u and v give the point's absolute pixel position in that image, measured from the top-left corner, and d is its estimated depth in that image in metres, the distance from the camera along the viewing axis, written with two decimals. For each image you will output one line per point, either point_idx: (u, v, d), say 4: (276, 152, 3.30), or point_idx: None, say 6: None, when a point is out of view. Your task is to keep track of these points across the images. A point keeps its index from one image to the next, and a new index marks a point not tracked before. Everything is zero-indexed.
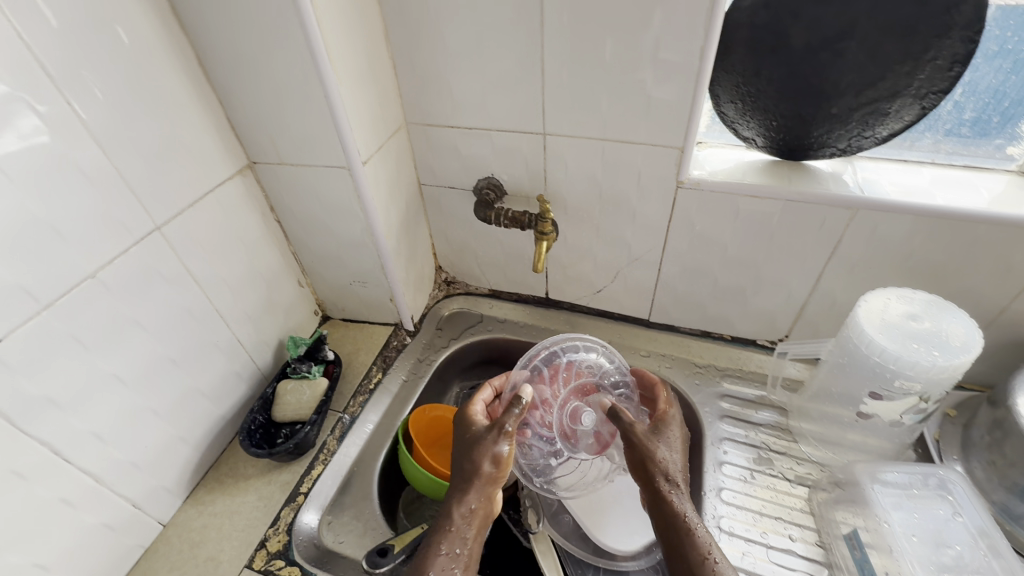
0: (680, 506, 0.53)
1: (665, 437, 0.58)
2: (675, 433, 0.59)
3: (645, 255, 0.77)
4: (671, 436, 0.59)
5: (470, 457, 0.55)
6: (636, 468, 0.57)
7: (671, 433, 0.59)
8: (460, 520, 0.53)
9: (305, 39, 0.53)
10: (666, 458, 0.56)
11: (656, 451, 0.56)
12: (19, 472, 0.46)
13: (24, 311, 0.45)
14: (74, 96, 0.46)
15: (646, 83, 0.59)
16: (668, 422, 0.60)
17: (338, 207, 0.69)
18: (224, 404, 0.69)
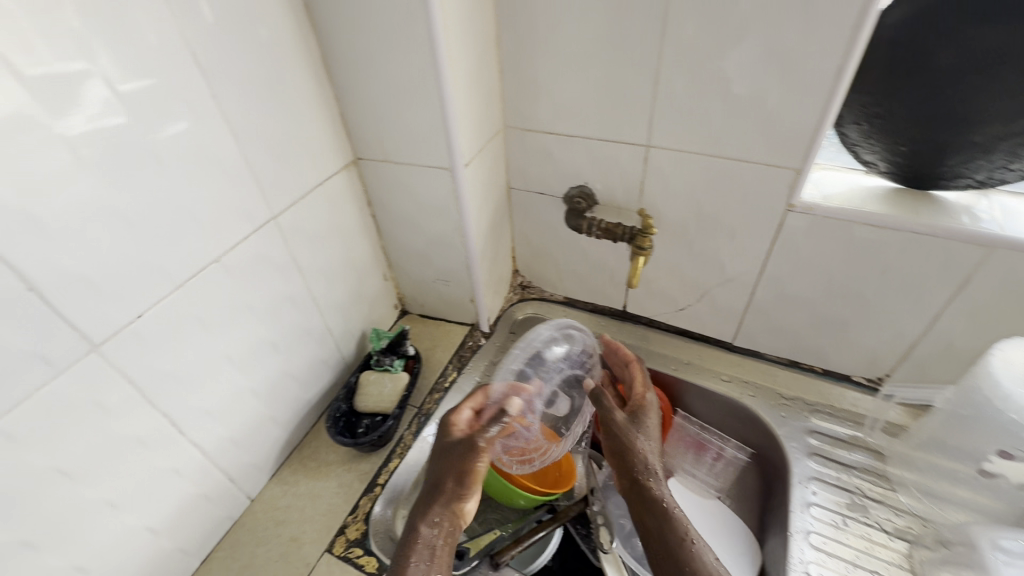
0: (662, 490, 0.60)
1: (642, 428, 0.65)
2: (651, 422, 0.66)
3: (738, 276, 0.74)
4: (648, 424, 0.66)
5: (445, 468, 0.58)
6: (614, 456, 0.63)
7: (648, 422, 0.66)
8: (428, 532, 0.55)
9: (429, 42, 0.53)
10: (644, 449, 0.62)
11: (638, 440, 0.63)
12: (143, 440, 0.49)
13: (161, 290, 0.47)
14: (219, 90, 0.49)
15: (769, 100, 0.56)
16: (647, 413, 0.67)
17: (433, 206, 0.70)
18: (311, 389, 0.71)
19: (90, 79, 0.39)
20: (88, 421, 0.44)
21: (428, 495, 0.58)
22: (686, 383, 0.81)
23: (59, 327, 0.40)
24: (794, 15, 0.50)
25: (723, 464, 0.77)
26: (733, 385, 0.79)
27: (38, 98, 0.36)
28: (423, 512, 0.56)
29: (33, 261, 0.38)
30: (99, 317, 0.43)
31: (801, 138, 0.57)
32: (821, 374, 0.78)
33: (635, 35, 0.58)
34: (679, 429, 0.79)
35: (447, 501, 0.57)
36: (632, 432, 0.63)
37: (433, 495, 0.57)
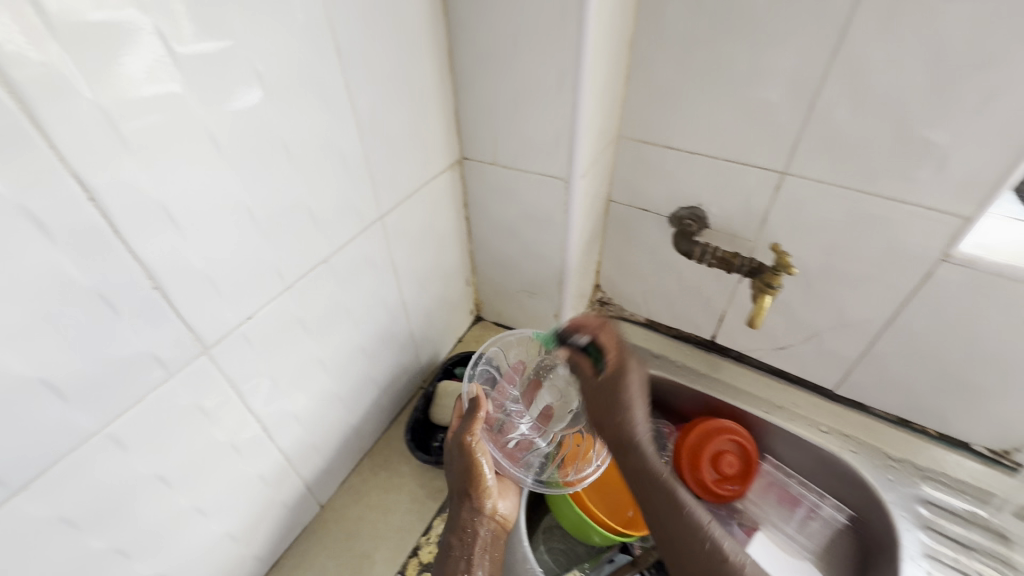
0: (640, 432, 0.52)
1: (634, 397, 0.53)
2: (637, 379, 0.54)
3: (860, 323, 0.66)
4: (635, 386, 0.54)
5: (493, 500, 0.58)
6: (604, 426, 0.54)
7: (634, 376, 0.54)
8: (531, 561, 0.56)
9: (574, 41, 0.48)
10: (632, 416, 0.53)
11: (631, 385, 0.53)
12: (235, 446, 0.46)
13: (273, 290, 0.44)
14: (351, 78, 0.45)
15: (950, 136, 0.49)
16: (631, 367, 0.55)
17: (536, 216, 0.65)
18: (387, 395, 0.68)
19: (237, 59, 0.35)
20: (189, 425, 0.41)
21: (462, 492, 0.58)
22: (776, 428, 0.75)
23: (178, 329, 0.37)
24: (1009, 45, 0.43)
25: (818, 523, 0.72)
26: (833, 439, 0.73)
27: (185, 77, 0.33)
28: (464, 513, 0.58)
29: (162, 258, 0.34)
30: (215, 319, 0.40)
31: (983, 183, 0.50)
32: (934, 437, 0.70)
33: (798, 51, 0.52)
34: (768, 478, 0.75)
35: (483, 497, 0.58)
36: (627, 380, 0.53)
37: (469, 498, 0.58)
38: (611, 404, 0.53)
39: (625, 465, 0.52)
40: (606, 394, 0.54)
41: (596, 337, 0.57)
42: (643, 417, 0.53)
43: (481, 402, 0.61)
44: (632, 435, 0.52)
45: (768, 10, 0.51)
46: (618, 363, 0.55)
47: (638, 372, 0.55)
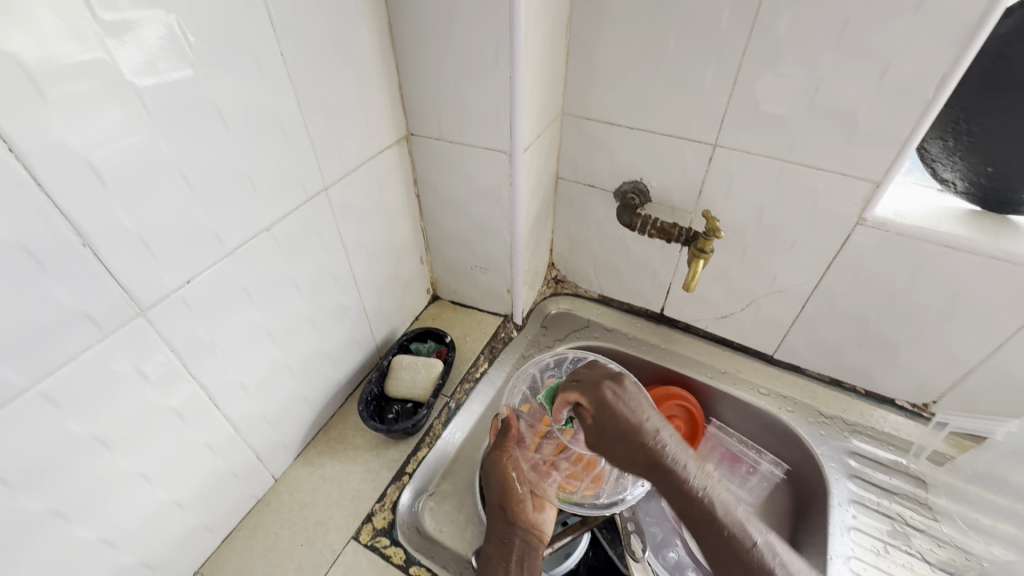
0: (646, 430, 0.52)
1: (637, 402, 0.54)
2: (634, 389, 0.55)
3: (791, 288, 0.71)
4: (633, 392, 0.55)
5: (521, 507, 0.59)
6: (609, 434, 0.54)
7: (631, 389, 0.55)
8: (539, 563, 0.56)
9: (508, 15, 0.50)
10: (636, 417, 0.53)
11: (626, 416, 0.53)
12: (180, 413, 0.47)
13: (213, 256, 0.45)
14: (287, 48, 0.46)
15: (858, 104, 0.53)
16: (625, 379, 0.56)
17: (484, 191, 0.67)
18: (342, 370, 0.69)
19: (167, 25, 0.36)
20: (127, 390, 0.41)
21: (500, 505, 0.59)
22: (721, 393, 0.79)
23: (109, 289, 0.38)
24: (904, 17, 0.47)
25: (758, 479, 0.76)
26: (771, 399, 0.76)
27: (112, 42, 0.33)
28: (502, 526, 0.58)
29: (91, 216, 0.35)
30: (151, 281, 0.40)
31: (888, 148, 0.54)
32: (863, 395, 0.75)
33: (721, 27, 0.55)
34: (714, 440, 0.79)
35: (518, 507, 0.59)
36: (626, 412, 0.53)
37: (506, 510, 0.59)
38: (623, 433, 0.52)
39: (632, 454, 0.51)
40: (615, 426, 0.53)
41: (585, 392, 0.56)
42: (656, 421, 0.53)
43: (513, 421, 0.65)
44: (649, 435, 0.51)
45: None
46: (608, 405, 0.54)
47: (634, 381, 0.56)
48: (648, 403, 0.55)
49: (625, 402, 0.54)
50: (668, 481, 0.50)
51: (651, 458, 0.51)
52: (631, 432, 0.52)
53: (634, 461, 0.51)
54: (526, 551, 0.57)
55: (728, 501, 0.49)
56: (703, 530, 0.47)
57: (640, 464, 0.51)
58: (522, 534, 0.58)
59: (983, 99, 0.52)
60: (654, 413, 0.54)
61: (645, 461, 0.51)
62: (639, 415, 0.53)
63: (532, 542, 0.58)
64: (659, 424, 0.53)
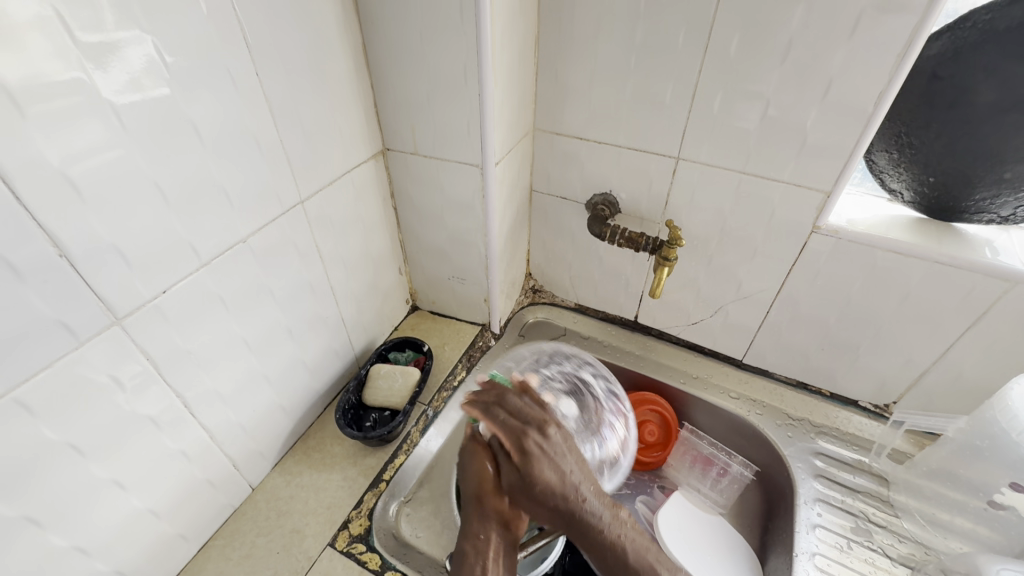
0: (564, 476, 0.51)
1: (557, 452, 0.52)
2: (558, 437, 0.53)
3: (756, 294, 0.74)
4: (558, 443, 0.53)
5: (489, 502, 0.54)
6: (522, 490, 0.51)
7: (556, 439, 0.53)
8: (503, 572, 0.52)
9: (475, 36, 0.53)
10: (553, 472, 0.51)
11: (548, 478, 0.50)
12: (155, 420, 0.48)
13: (188, 266, 0.46)
14: (262, 68, 0.48)
15: (806, 119, 0.57)
16: (550, 429, 0.54)
17: (459, 203, 0.70)
18: (320, 379, 0.70)
19: (142, 45, 0.38)
20: (103, 396, 0.42)
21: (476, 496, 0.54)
22: (693, 398, 0.81)
23: (86, 297, 0.39)
24: (843, 39, 0.51)
25: (728, 481, 0.77)
26: (742, 403, 0.79)
27: (87, 60, 0.35)
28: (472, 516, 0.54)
29: (68, 228, 0.37)
30: (127, 290, 0.42)
31: (836, 160, 0.58)
32: (828, 397, 0.78)
33: (678, 47, 0.59)
34: (686, 444, 0.80)
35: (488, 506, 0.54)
36: (550, 470, 0.51)
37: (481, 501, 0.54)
38: (535, 493, 0.50)
39: (536, 502, 0.51)
40: (540, 484, 0.50)
41: (504, 433, 0.54)
42: (576, 473, 0.52)
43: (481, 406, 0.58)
44: (569, 489, 0.50)
45: (650, 12, 0.58)
46: (527, 462, 0.51)
47: (559, 430, 0.54)
48: (574, 459, 0.53)
49: (550, 455, 0.52)
50: (582, 531, 0.50)
51: (566, 509, 0.50)
52: (547, 486, 0.50)
53: (542, 508, 0.51)
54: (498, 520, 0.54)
55: (643, 543, 0.51)
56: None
57: (548, 510, 0.51)
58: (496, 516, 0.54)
59: (920, 114, 0.56)
60: (579, 465, 0.53)
61: (556, 509, 0.50)
62: (556, 474, 0.51)
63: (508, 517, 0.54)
64: (579, 479, 0.52)
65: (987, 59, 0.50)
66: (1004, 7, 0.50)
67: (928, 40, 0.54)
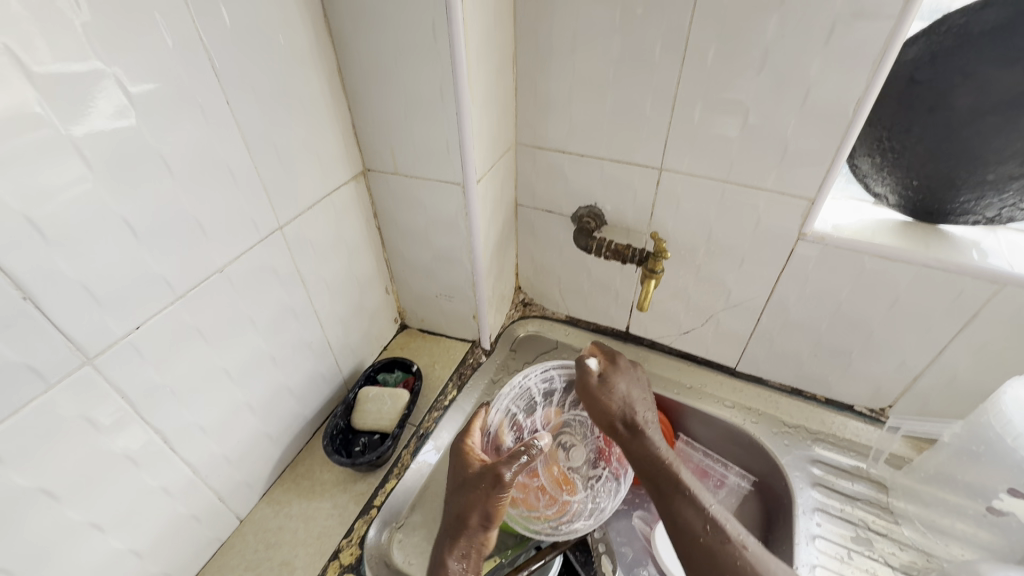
0: (642, 418, 0.62)
1: (637, 381, 0.66)
2: (627, 367, 0.67)
3: (746, 302, 0.73)
4: (631, 373, 0.67)
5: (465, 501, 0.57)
6: (600, 417, 0.63)
7: (634, 373, 0.67)
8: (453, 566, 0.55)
9: (449, 56, 0.53)
10: (631, 399, 0.64)
11: (623, 391, 0.64)
12: (133, 458, 0.47)
13: (162, 300, 0.45)
14: (233, 96, 0.47)
15: (786, 128, 0.57)
16: (621, 361, 0.68)
17: (443, 221, 0.69)
18: (307, 405, 0.69)
19: (103, 78, 0.37)
20: (76, 438, 0.41)
21: (455, 522, 0.57)
22: (687, 408, 0.80)
23: (54, 339, 0.38)
24: (819, 47, 0.51)
25: (726, 492, 0.77)
26: (737, 411, 0.78)
27: (44, 96, 0.34)
28: (446, 538, 0.56)
29: (34, 270, 0.36)
30: (98, 329, 0.41)
31: (818, 167, 0.58)
32: (823, 403, 0.77)
33: (655, 60, 0.58)
34: (682, 455, 0.80)
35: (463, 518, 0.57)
36: (619, 393, 0.64)
37: (460, 530, 0.56)
38: (632, 429, 0.61)
39: (639, 458, 0.59)
40: (602, 403, 0.63)
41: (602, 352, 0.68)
42: (643, 411, 0.63)
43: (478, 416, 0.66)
44: (631, 407, 0.63)
45: (626, 25, 0.57)
46: (610, 376, 0.65)
47: (632, 365, 0.68)
48: (643, 390, 0.66)
49: (623, 384, 0.65)
50: (642, 460, 0.59)
51: (628, 427, 0.61)
52: (612, 405, 0.63)
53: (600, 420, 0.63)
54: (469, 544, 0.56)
55: (694, 480, 0.57)
56: (681, 522, 0.54)
57: (609, 425, 0.62)
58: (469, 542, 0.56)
59: (899, 120, 0.56)
60: (642, 397, 0.65)
61: (615, 424, 0.62)
62: (631, 395, 0.64)
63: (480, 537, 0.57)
64: (644, 410, 0.63)
65: (964, 63, 0.50)
66: (977, 10, 0.50)
67: (904, 45, 0.54)
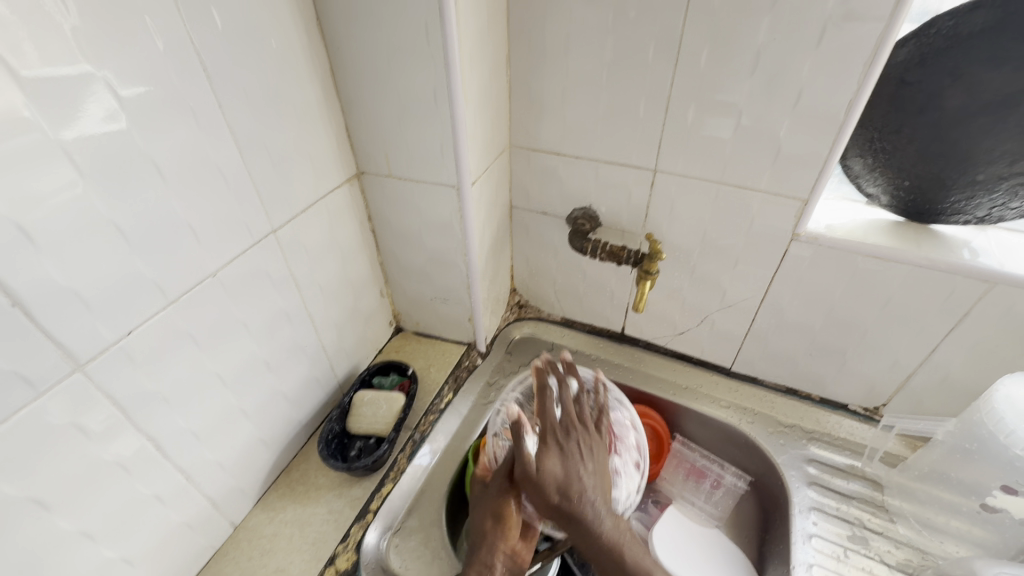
0: (596, 507, 0.54)
1: (592, 455, 0.57)
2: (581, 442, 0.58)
3: (740, 302, 0.73)
4: (579, 448, 0.57)
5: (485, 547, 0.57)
6: (541, 494, 0.54)
7: (578, 437, 0.58)
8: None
9: (443, 58, 0.53)
10: (569, 471, 0.55)
11: (557, 471, 0.55)
12: (125, 465, 0.46)
13: (154, 305, 0.45)
14: (224, 98, 0.47)
15: (779, 129, 0.57)
16: (571, 424, 0.59)
17: (437, 224, 0.69)
18: (302, 409, 0.68)
19: (93, 82, 0.37)
20: (68, 446, 0.41)
21: (482, 528, 0.58)
22: (683, 409, 0.80)
23: (44, 346, 0.38)
24: (810, 48, 0.51)
25: (723, 493, 0.77)
26: (732, 412, 0.78)
27: (32, 100, 0.34)
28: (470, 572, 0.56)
29: (22, 276, 0.35)
30: (88, 335, 0.40)
31: (811, 167, 0.58)
32: (818, 402, 0.78)
33: (649, 62, 0.59)
34: (677, 456, 0.80)
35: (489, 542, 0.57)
36: (570, 468, 0.55)
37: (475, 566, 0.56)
38: (552, 497, 0.54)
39: (579, 534, 0.54)
40: (549, 483, 0.54)
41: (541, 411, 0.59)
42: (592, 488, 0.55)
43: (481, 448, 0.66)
44: (575, 482, 0.55)
45: (619, 27, 0.58)
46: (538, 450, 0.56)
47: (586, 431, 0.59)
48: (591, 466, 0.56)
49: (570, 455, 0.56)
50: (577, 528, 0.54)
51: (566, 505, 0.54)
52: (553, 475, 0.55)
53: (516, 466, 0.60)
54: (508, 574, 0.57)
55: (641, 553, 0.55)
56: None
57: (549, 505, 0.54)
58: (507, 556, 0.57)
59: (891, 121, 0.56)
60: (595, 472, 0.56)
61: (557, 503, 0.54)
62: (575, 469, 0.55)
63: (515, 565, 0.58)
64: (594, 488, 0.55)
65: (955, 64, 0.50)
66: (965, 13, 0.49)
67: (894, 47, 0.53)
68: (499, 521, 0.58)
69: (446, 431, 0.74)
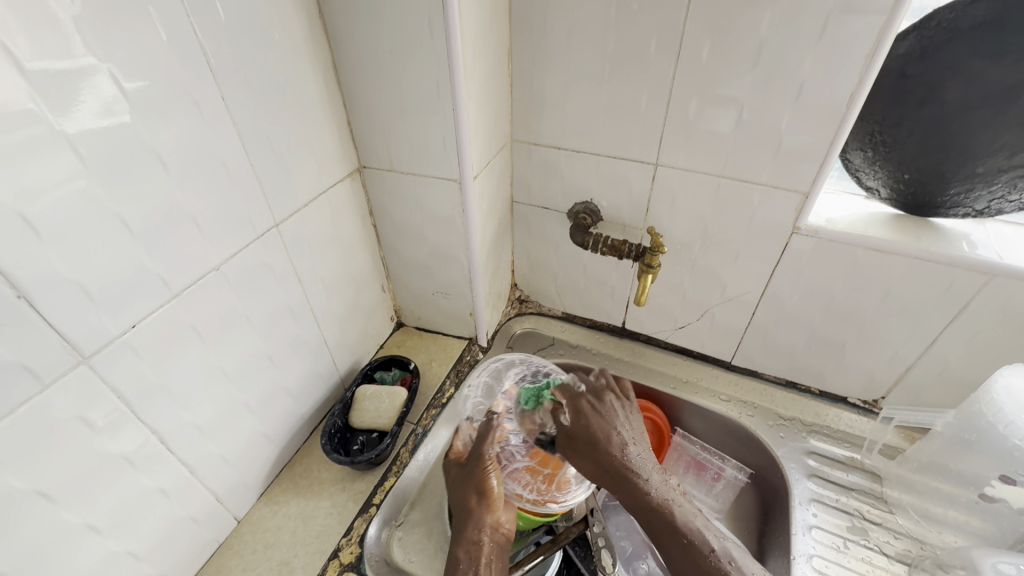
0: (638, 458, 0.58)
1: (625, 418, 0.63)
2: (612, 404, 0.64)
3: (741, 296, 0.74)
4: (614, 408, 0.63)
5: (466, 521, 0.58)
6: (589, 451, 0.59)
7: (610, 404, 0.64)
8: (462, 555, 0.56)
9: (446, 51, 0.53)
10: (612, 429, 0.61)
11: (599, 428, 0.60)
12: (130, 459, 0.46)
13: (157, 298, 0.45)
14: (228, 91, 0.47)
15: (780, 122, 0.57)
16: (607, 397, 0.65)
17: (439, 218, 0.69)
18: (304, 403, 0.68)
19: (97, 73, 0.37)
20: (74, 439, 0.41)
21: (466, 505, 0.60)
22: (684, 402, 0.80)
23: (49, 339, 0.38)
24: (812, 42, 0.51)
25: (723, 485, 0.77)
26: (733, 405, 0.78)
27: (35, 91, 0.34)
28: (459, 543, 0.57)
29: (26, 268, 0.35)
30: (93, 328, 0.40)
31: (812, 161, 0.58)
32: (818, 395, 0.78)
33: (651, 56, 0.59)
34: (679, 450, 0.80)
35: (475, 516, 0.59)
36: (605, 425, 0.61)
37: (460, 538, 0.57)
38: (598, 450, 0.58)
39: (626, 491, 0.56)
40: (592, 438, 0.59)
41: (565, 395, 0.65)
42: (627, 437, 0.60)
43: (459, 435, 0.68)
44: (615, 437, 0.60)
45: (621, 21, 0.58)
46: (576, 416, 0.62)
47: (617, 399, 0.65)
48: (626, 422, 0.62)
49: (606, 415, 0.62)
50: (625, 484, 0.56)
51: (612, 458, 0.58)
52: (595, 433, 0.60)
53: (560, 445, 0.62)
54: (493, 551, 0.57)
55: (689, 510, 0.55)
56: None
57: (598, 463, 0.58)
58: (491, 534, 0.58)
59: (891, 114, 0.56)
60: (630, 431, 0.61)
61: (605, 459, 0.58)
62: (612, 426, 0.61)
63: (500, 541, 0.58)
64: (630, 440, 0.60)
65: (955, 57, 0.51)
66: (966, 5, 0.50)
67: (894, 41, 0.54)
68: (480, 497, 0.60)
69: (448, 426, 0.74)
